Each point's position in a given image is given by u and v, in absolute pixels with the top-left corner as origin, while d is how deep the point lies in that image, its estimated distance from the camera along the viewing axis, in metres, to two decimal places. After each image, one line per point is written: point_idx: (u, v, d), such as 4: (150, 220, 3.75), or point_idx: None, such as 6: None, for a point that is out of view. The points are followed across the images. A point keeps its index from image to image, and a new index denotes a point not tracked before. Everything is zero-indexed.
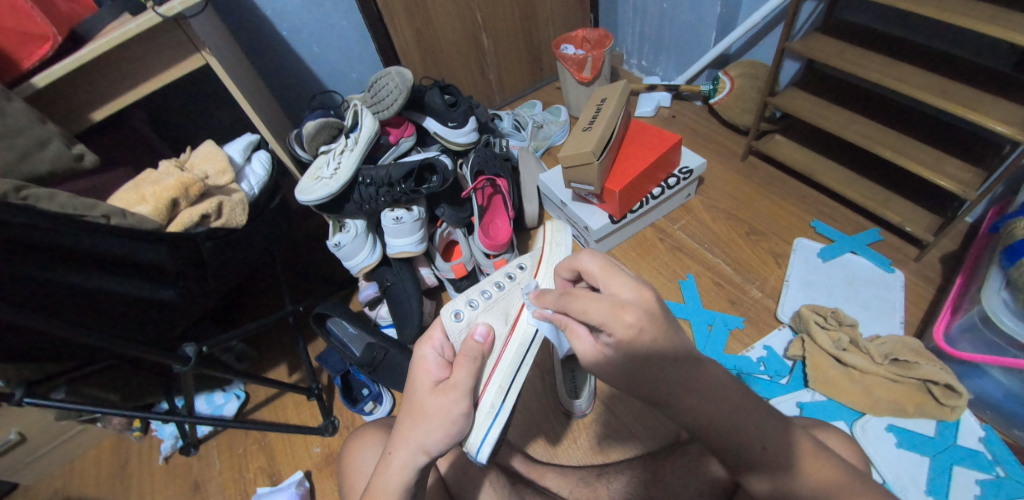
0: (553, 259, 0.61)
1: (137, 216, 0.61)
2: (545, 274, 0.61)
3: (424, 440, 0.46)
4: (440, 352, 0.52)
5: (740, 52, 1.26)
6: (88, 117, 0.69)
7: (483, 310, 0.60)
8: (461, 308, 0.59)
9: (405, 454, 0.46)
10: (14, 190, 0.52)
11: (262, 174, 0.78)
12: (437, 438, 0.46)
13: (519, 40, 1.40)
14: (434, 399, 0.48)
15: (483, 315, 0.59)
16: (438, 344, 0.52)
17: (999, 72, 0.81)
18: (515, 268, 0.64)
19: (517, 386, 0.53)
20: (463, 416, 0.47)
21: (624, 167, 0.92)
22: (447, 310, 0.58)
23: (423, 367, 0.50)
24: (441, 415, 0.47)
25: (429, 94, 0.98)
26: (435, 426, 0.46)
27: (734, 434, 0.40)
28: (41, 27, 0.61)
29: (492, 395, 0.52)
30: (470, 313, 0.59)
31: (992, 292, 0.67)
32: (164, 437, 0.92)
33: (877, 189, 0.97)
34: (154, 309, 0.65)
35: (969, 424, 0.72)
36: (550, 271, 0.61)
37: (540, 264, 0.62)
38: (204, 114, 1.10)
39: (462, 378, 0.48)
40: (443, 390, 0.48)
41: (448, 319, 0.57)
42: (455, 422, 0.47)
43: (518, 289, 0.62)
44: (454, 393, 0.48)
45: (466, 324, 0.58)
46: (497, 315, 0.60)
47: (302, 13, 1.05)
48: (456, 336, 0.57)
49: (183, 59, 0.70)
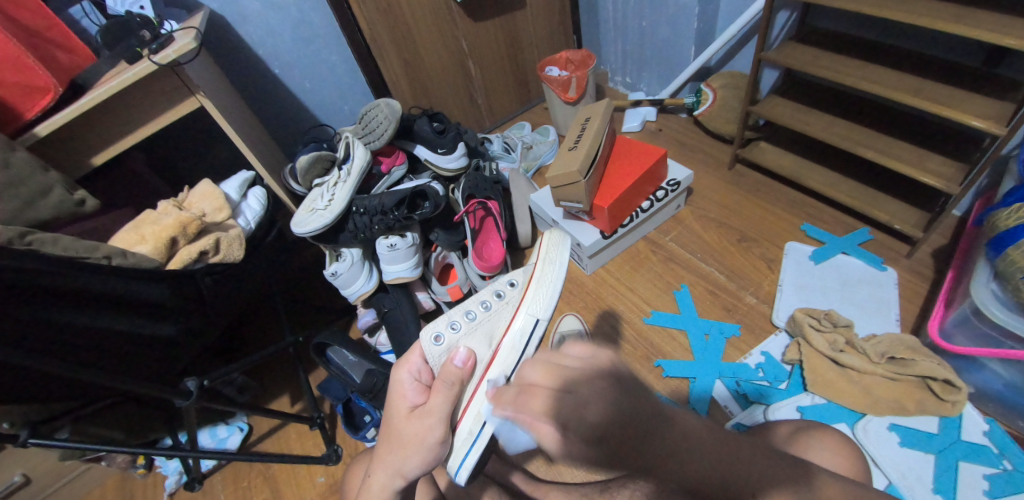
0: (545, 280, 0.58)
1: (137, 256, 0.63)
2: (534, 294, 0.58)
3: (402, 465, 0.48)
4: (417, 376, 0.54)
5: (720, 64, 1.30)
6: (89, 162, 0.72)
7: (466, 333, 0.60)
8: (443, 331, 0.59)
9: (385, 476, 0.49)
10: (19, 236, 0.55)
11: (258, 209, 0.81)
12: (414, 464, 0.48)
13: (505, 64, 1.44)
14: (410, 425, 0.50)
15: (466, 338, 0.59)
16: (416, 369, 0.54)
17: (971, 68, 0.83)
18: (505, 284, 0.65)
19: None
20: (437, 442, 0.48)
21: (612, 182, 0.94)
22: (428, 332, 0.58)
23: (400, 391, 0.52)
24: (415, 441, 0.48)
25: (419, 123, 1.02)
26: (411, 451, 0.48)
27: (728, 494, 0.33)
28: (43, 80, 0.65)
29: (470, 422, 0.51)
30: (451, 337, 0.59)
31: (981, 284, 0.68)
32: (168, 473, 0.93)
33: (863, 189, 0.98)
34: (154, 345, 0.66)
35: (972, 418, 0.72)
36: (540, 291, 0.58)
37: (530, 284, 0.59)
38: (202, 153, 1.13)
39: (438, 403, 0.49)
40: (418, 417, 0.50)
41: (427, 343, 0.57)
42: (431, 448, 0.48)
43: (506, 308, 0.62)
44: (429, 418, 0.49)
45: (447, 348, 0.58)
46: (481, 338, 0.60)
47: (293, 51, 1.10)
48: (436, 359, 0.57)
49: (179, 103, 0.74)
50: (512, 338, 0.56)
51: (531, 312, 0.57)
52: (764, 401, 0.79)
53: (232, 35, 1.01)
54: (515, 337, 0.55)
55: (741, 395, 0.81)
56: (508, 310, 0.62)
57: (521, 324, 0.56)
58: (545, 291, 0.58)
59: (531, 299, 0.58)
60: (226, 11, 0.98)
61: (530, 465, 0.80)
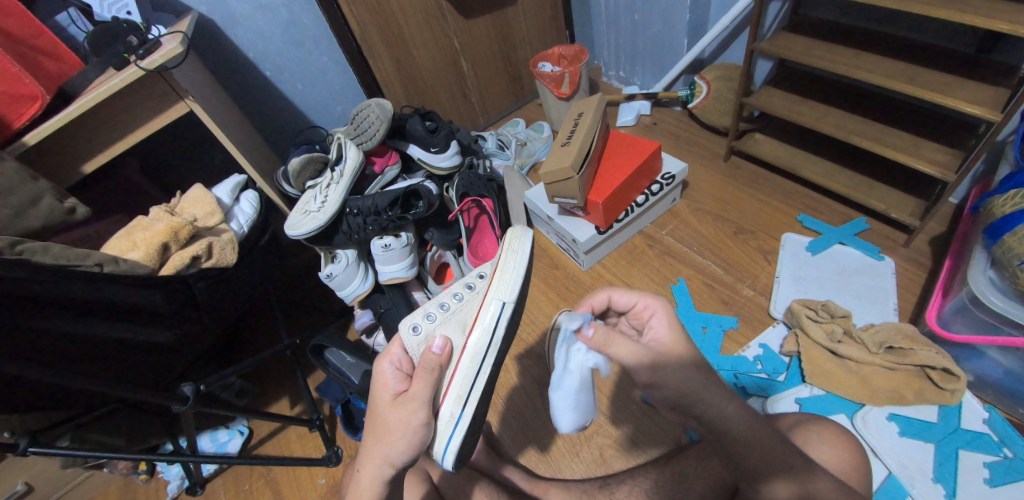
0: (508, 266, 0.58)
1: (129, 263, 0.63)
2: (498, 281, 0.57)
3: (389, 452, 0.48)
4: (398, 366, 0.54)
5: (713, 56, 1.29)
6: (80, 170, 0.72)
7: (441, 322, 0.60)
8: (420, 321, 0.59)
9: (374, 467, 0.49)
10: (9, 246, 0.55)
11: (250, 212, 0.82)
12: (400, 449, 0.48)
13: (498, 61, 1.44)
14: (394, 412, 0.49)
15: (442, 327, 0.59)
16: (396, 359, 0.54)
17: (965, 54, 0.82)
18: (475, 277, 0.64)
19: (477, 394, 0.52)
20: (422, 426, 0.48)
21: (606, 177, 0.94)
22: (406, 324, 0.59)
23: (382, 381, 0.52)
24: (400, 427, 0.48)
25: (410, 122, 1.01)
26: (397, 437, 0.48)
27: (746, 446, 0.45)
28: (30, 89, 0.65)
29: (451, 404, 0.52)
30: (428, 326, 0.59)
31: (978, 272, 0.67)
32: (170, 478, 0.93)
33: (858, 178, 0.97)
34: (152, 352, 0.66)
35: (971, 406, 0.71)
36: (505, 277, 0.57)
37: (495, 272, 0.59)
38: (196, 158, 1.13)
39: (420, 388, 0.49)
40: (401, 403, 0.49)
41: (406, 334, 0.58)
42: (415, 433, 0.48)
43: (477, 298, 0.61)
44: (412, 404, 0.49)
45: (425, 337, 0.58)
46: (455, 326, 0.59)
47: (283, 53, 1.10)
48: (415, 350, 0.58)
49: (168, 108, 0.74)
50: (481, 323, 0.56)
51: (496, 296, 0.56)
52: (762, 394, 0.79)
53: (220, 38, 1.01)
54: (485, 322, 0.55)
55: (739, 389, 0.81)
56: (478, 300, 0.61)
57: (487, 309, 0.56)
58: (508, 276, 0.57)
59: (496, 283, 0.57)
60: (214, 14, 0.98)
61: (526, 460, 0.80)
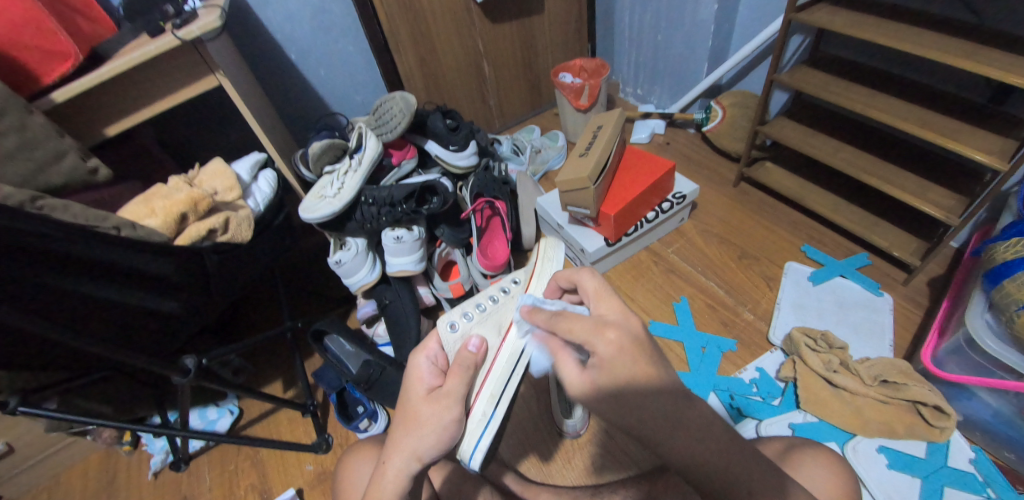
0: (544, 273, 0.64)
1: (146, 229, 0.63)
2: (535, 284, 0.63)
3: (417, 446, 0.48)
4: (434, 361, 0.54)
5: (731, 82, 1.32)
6: (102, 132, 0.72)
7: (478, 322, 0.61)
8: (457, 319, 0.60)
9: (399, 460, 0.48)
10: (30, 200, 0.56)
11: (268, 191, 0.82)
12: (430, 444, 0.48)
13: (519, 67, 1.46)
14: (427, 406, 0.49)
15: (478, 327, 0.60)
16: (433, 354, 0.55)
17: (977, 104, 0.85)
18: (509, 282, 0.66)
19: (508, 395, 0.54)
20: (453, 422, 0.49)
21: (619, 190, 0.95)
22: (443, 320, 0.60)
23: (417, 374, 0.52)
24: (432, 422, 0.49)
25: (431, 118, 1.03)
26: (427, 431, 0.48)
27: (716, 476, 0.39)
28: (64, 46, 0.65)
29: (484, 403, 0.53)
30: (465, 324, 0.60)
31: (976, 314, 0.69)
32: (154, 452, 0.91)
33: (863, 214, 1.00)
34: (157, 320, 0.66)
35: (959, 445, 0.73)
36: (541, 284, 0.63)
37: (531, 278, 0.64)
38: (212, 133, 1.14)
39: (455, 385, 0.50)
40: (435, 399, 0.50)
41: (443, 330, 0.59)
42: (446, 429, 0.48)
43: (512, 303, 0.63)
44: (447, 400, 0.49)
45: (461, 335, 0.59)
46: (491, 326, 0.60)
47: (310, 39, 1.10)
48: (451, 346, 0.58)
49: (197, 80, 0.74)
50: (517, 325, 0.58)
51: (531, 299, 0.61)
52: (756, 416, 0.81)
53: (251, 18, 1.01)
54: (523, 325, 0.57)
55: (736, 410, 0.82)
56: (513, 305, 0.63)
57: None
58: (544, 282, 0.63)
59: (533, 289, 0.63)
60: None
61: (521, 466, 0.80)
